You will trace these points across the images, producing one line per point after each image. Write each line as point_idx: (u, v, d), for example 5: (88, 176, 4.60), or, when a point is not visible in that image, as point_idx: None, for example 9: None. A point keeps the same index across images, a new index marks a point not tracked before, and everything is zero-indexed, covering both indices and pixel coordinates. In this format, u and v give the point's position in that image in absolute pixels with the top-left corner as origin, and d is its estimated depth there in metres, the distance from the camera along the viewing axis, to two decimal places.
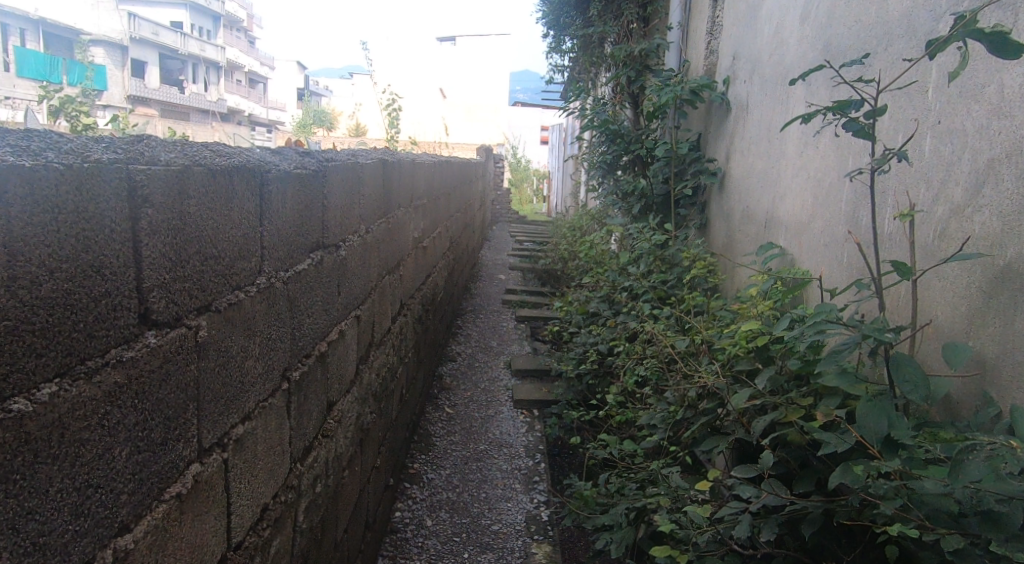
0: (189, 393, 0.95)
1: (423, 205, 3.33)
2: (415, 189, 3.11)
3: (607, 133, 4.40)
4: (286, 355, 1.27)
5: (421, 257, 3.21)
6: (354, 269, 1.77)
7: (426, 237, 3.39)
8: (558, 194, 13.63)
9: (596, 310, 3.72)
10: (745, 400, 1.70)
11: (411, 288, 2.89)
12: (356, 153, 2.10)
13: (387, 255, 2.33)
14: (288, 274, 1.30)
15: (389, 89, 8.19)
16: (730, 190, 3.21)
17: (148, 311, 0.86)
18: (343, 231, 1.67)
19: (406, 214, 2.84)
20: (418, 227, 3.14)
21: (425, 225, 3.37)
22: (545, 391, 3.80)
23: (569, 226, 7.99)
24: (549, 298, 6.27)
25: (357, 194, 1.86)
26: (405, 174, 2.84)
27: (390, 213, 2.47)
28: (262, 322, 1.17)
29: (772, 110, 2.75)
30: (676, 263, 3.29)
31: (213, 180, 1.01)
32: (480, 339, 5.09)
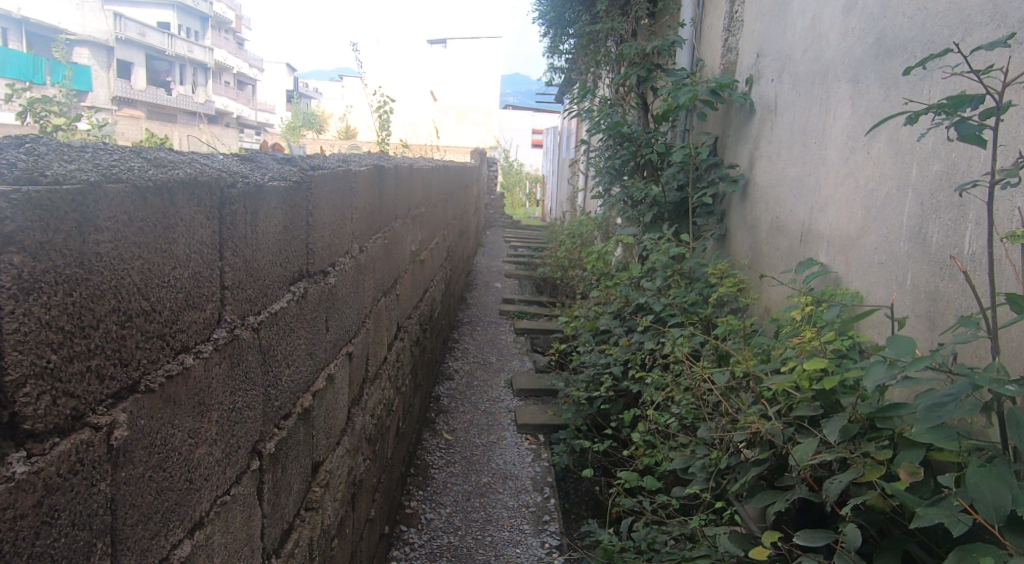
0: (96, 523, 0.68)
1: (421, 215, 3.05)
2: (413, 199, 2.84)
3: (615, 136, 4.14)
4: (257, 423, 1.01)
5: (420, 271, 2.94)
6: (347, 297, 1.50)
7: (424, 249, 3.11)
8: (553, 197, 13.36)
9: (606, 327, 3.46)
10: (811, 453, 1.44)
11: (409, 309, 2.61)
12: (348, 159, 1.83)
13: (384, 274, 2.05)
14: (262, 316, 1.03)
15: (380, 89, 7.85)
16: (754, 200, 2.97)
17: (15, 419, 0.59)
18: (334, 253, 1.39)
19: (404, 226, 2.56)
20: (416, 240, 2.86)
21: (423, 237, 3.09)
22: (551, 415, 3.54)
23: (568, 231, 7.73)
24: (549, 308, 6.01)
25: (350, 208, 1.59)
26: (401, 181, 2.56)
27: (387, 225, 2.20)
28: (221, 390, 0.90)
29: (806, 112, 2.51)
30: (696, 279, 3.03)
31: (140, 212, 0.74)
32: (478, 354, 4.81)
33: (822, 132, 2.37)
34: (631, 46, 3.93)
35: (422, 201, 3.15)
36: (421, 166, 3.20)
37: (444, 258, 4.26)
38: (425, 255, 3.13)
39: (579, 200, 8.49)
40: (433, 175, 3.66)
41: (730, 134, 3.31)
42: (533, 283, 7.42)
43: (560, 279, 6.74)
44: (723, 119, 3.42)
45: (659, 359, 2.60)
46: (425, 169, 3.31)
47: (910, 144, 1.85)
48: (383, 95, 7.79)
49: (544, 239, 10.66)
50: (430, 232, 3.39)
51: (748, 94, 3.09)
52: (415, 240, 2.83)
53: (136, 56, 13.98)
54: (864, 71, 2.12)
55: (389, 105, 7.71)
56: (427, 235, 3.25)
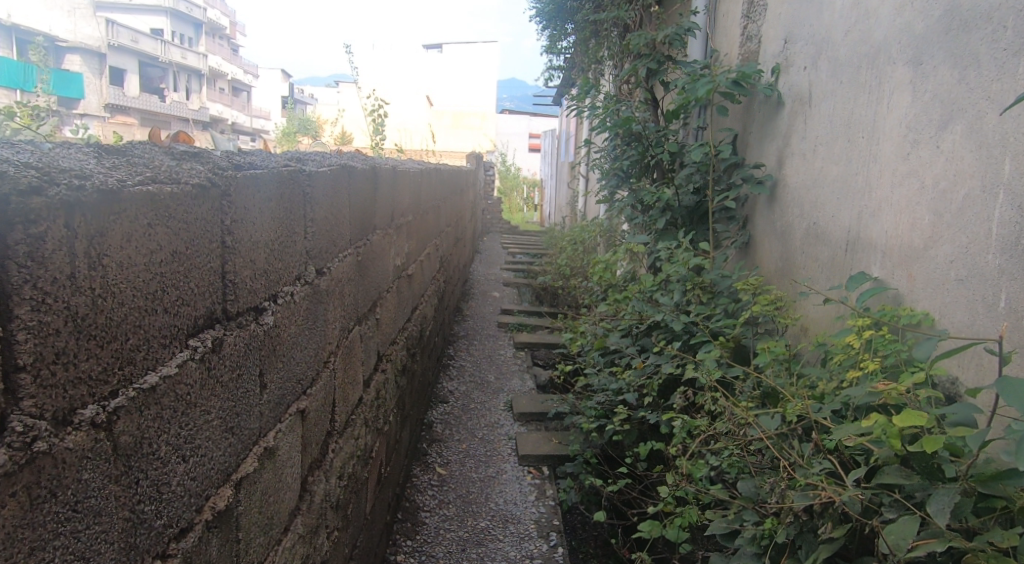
0: None
1: (408, 221, 2.71)
2: (399, 207, 2.52)
3: (622, 134, 3.80)
4: (89, 559, 0.72)
5: (407, 288, 2.60)
6: (292, 341, 1.20)
7: (411, 262, 2.76)
8: (552, 202, 13.03)
9: (616, 346, 3.12)
10: (912, 538, 1.10)
11: (394, 332, 2.28)
12: (307, 157, 1.53)
13: (358, 296, 1.72)
14: (104, 401, 0.75)
15: (373, 93, 7.49)
16: (785, 204, 2.64)
17: None
18: (261, 288, 1.10)
19: (386, 235, 2.22)
20: (402, 252, 2.52)
21: (410, 248, 2.75)
22: (556, 443, 3.20)
23: (569, 238, 7.39)
24: (551, 320, 5.67)
25: (302, 222, 1.29)
26: (385, 183, 2.25)
27: (363, 235, 1.87)
28: (15, 532, 0.63)
29: (849, 103, 2.18)
30: (720, 294, 2.70)
31: None
32: (475, 372, 4.47)
33: (868, 126, 2.06)
34: (640, 36, 3.60)
35: (411, 204, 2.82)
36: (410, 169, 2.88)
37: (437, 270, 3.91)
38: (413, 268, 2.79)
39: (580, 204, 8.16)
40: (423, 180, 3.34)
41: (752, 129, 2.97)
42: (532, 293, 7.07)
43: (561, 288, 6.40)
44: (743, 113, 3.09)
45: (682, 389, 2.26)
46: (413, 174, 2.99)
47: (998, 135, 1.52)
48: (376, 97, 7.44)
49: (543, 245, 10.33)
50: (420, 241, 3.06)
51: (775, 85, 2.76)
52: (401, 252, 2.50)
53: (125, 62, 13.67)
54: (928, 50, 1.78)
55: (382, 108, 7.37)
56: (416, 244, 2.91)
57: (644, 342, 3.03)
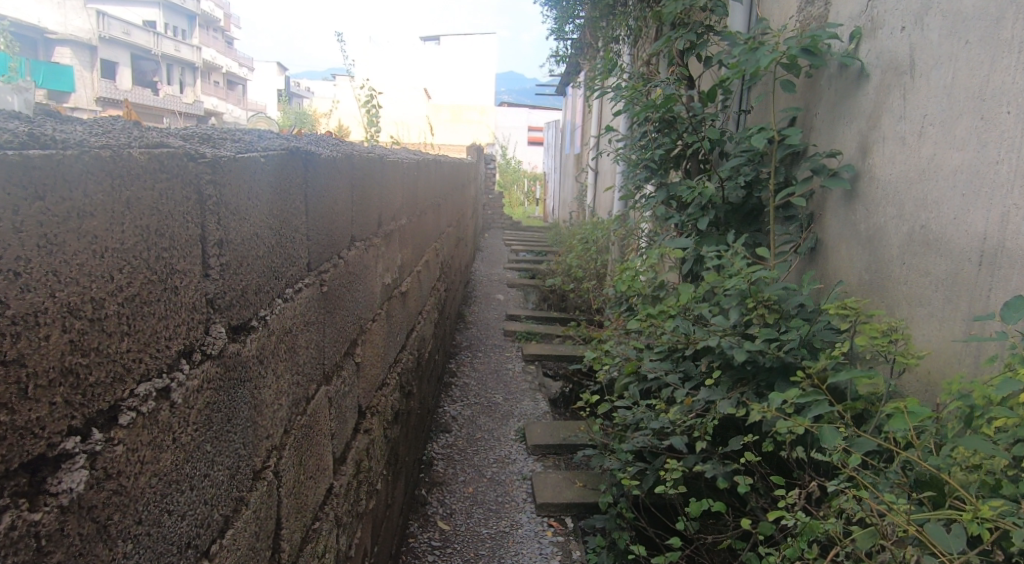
0: None
1: (401, 224, 2.19)
2: (391, 204, 2.01)
3: (653, 120, 3.27)
4: None
5: (400, 310, 2.09)
6: (133, 496, 0.76)
7: (406, 275, 2.25)
8: (556, 196, 12.53)
9: (652, 373, 2.62)
10: None
11: (384, 371, 1.78)
12: (213, 134, 1.05)
13: (305, 345, 1.22)
14: None
15: (368, 83, 6.93)
16: (872, 200, 2.12)
17: None
18: (44, 424, 0.65)
19: (370, 244, 1.71)
20: (395, 264, 2.01)
21: (405, 260, 2.24)
22: (581, 487, 2.69)
23: (578, 236, 6.88)
24: (563, 328, 5.18)
25: (158, 269, 0.80)
26: (371, 171, 1.76)
27: (330, 247, 1.37)
28: None
29: (982, 69, 1.66)
30: (788, 315, 2.19)
31: None
32: (482, 392, 3.97)
33: (1020, 96, 1.53)
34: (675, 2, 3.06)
35: (405, 201, 2.31)
36: (404, 163, 2.37)
37: (437, 280, 3.38)
38: (408, 283, 2.27)
39: (589, 200, 7.63)
40: (420, 177, 2.83)
41: (819, 109, 2.45)
42: (540, 296, 6.56)
43: (573, 290, 5.90)
44: (806, 91, 2.57)
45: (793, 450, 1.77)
46: (408, 166, 2.48)
47: None
48: (372, 87, 6.87)
49: (547, 242, 9.81)
50: (416, 245, 2.53)
51: (855, 52, 2.24)
52: (393, 265, 1.98)
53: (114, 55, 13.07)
54: None
55: (378, 100, 6.80)
56: (411, 252, 2.39)
57: (689, 368, 2.54)
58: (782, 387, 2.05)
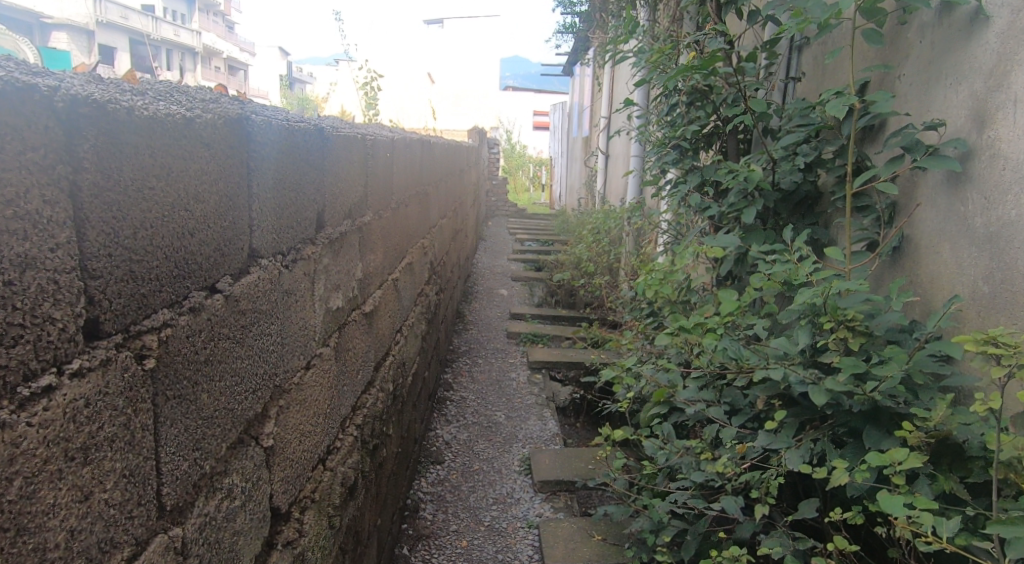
0: None
1: (359, 223, 1.66)
2: (328, 196, 1.45)
3: (683, 91, 2.74)
4: None
5: (360, 339, 1.59)
6: None
7: (373, 291, 1.74)
8: (563, 182, 11.99)
9: (690, 404, 2.10)
10: None
11: (320, 442, 1.31)
12: None
13: (34, 515, 0.66)
14: None
15: (365, 62, 6.39)
16: (994, 186, 1.58)
17: None
18: None
19: (273, 270, 1.16)
20: (340, 282, 1.48)
21: (366, 269, 1.72)
22: (599, 542, 2.19)
23: (588, 226, 6.36)
24: (574, 330, 4.68)
25: None
26: (281, 156, 1.21)
27: (136, 299, 0.81)
28: None
29: None
30: (875, 339, 1.67)
31: None
32: (482, 409, 3.47)
33: None
34: None
35: (366, 188, 1.76)
36: (369, 137, 1.81)
37: (426, 283, 2.87)
38: (376, 300, 1.76)
39: (599, 186, 7.11)
40: (399, 160, 2.29)
41: (906, 69, 1.90)
42: (546, 292, 6.06)
43: (583, 286, 5.39)
44: (884, 45, 2.02)
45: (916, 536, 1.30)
46: (376, 138, 1.91)
47: None
48: (370, 67, 6.32)
49: (553, 231, 9.29)
50: (391, 247, 2.02)
51: None
52: (345, 279, 1.50)
53: None
54: None
55: (377, 81, 6.26)
56: (383, 259, 1.88)
57: (736, 399, 2.03)
58: (873, 436, 1.54)
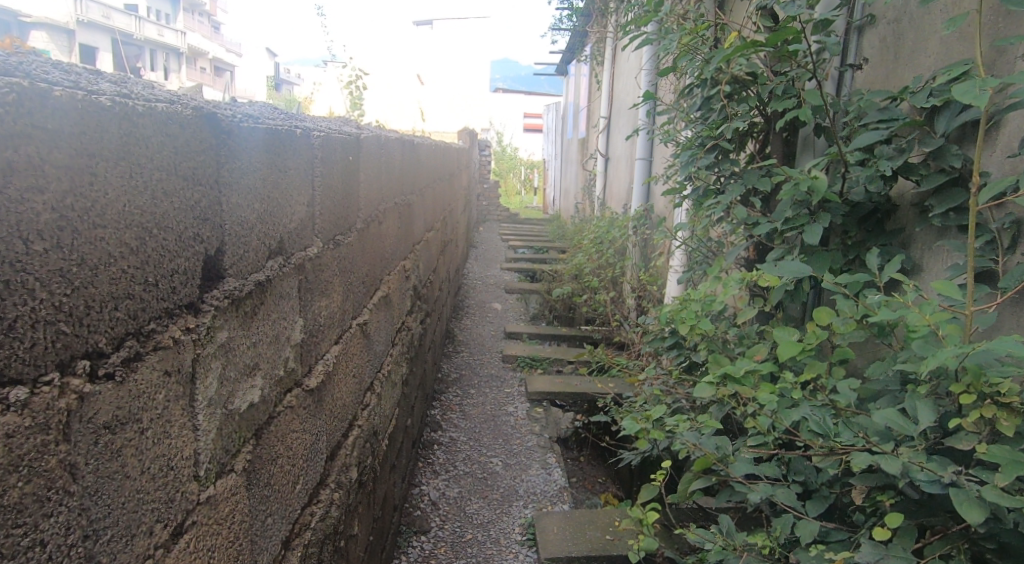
0: None
1: (294, 265, 1.16)
2: (217, 236, 0.93)
3: (720, 80, 2.27)
4: None
5: (293, 433, 1.14)
6: None
7: (319, 358, 1.26)
8: (557, 186, 11.53)
9: (748, 480, 1.63)
10: None
11: None
12: None
13: None
14: None
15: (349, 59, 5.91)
16: None
17: None
18: None
19: (36, 416, 0.64)
20: (241, 368, 0.99)
21: (308, 324, 1.23)
22: None
23: (589, 234, 5.90)
24: (578, 353, 4.21)
25: None
26: (91, 202, 0.70)
27: None
28: None
29: None
30: None
31: None
32: (476, 454, 3.00)
33: None
34: None
35: (310, 208, 1.24)
36: (318, 132, 1.28)
37: (409, 313, 2.39)
38: (327, 365, 1.28)
39: (597, 191, 6.65)
40: (373, 163, 1.79)
41: None
42: (542, 306, 5.60)
43: (586, 302, 4.93)
44: (1002, 15, 1.55)
45: None
46: (333, 132, 1.38)
47: None
48: (355, 65, 5.80)
49: (548, 238, 8.82)
50: (358, 283, 1.53)
51: None
52: (267, 350, 1.06)
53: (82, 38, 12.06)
54: None
55: (362, 80, 5.73)
56: (342, 302, 1.39)
57: (809, 477, 1.55)
58: None
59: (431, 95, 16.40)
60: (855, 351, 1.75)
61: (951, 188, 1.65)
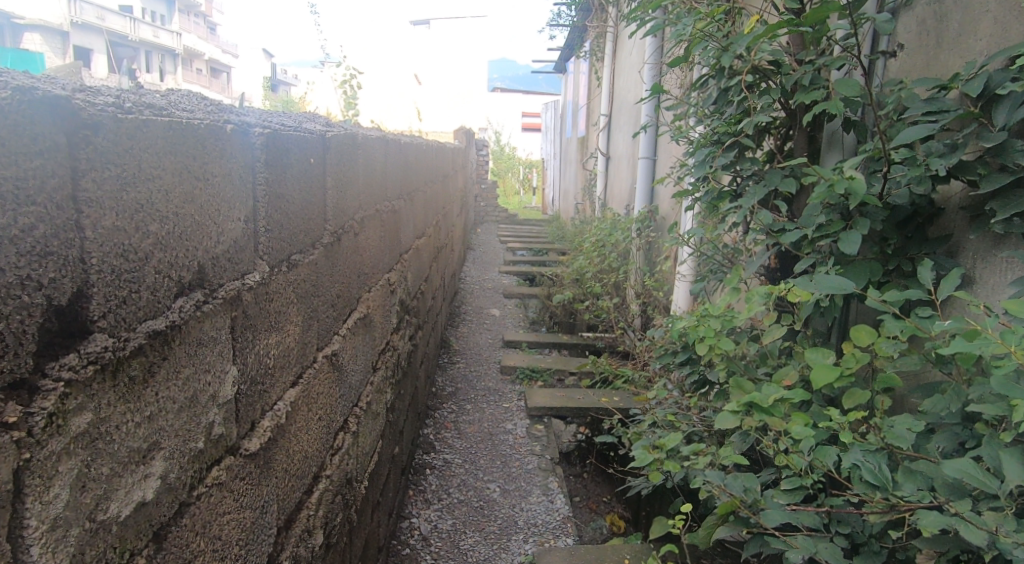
0: None
1: (221, 302, 0.91)
2: (72, 278, 0.66)
3: (739, 71, 2.04)
4: None
5: (220, 519, 0.91)
6: None
7: (264, 410, 1.03)
8: (555, 186, 11.31)
9: (783, 531, 1.40)
10: None
11: None
12: None
13: None
14: None
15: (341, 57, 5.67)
16: None
17: None
18: None
19: None
20: (125, 458, 0.73)
21: (247, 372, 0.99)
22: None
23: (590, 236, 5.68)
24: (580, 364, 4.00)
25: None
26: None
27: None
28: None
29: None
30: None
31: None
32: (472, 480, 2.78)
33: None
34: None
35: (245, 227, 0.98)
36: (258, 130, 1.02)
37: (395, 332, 2.16)
38: (276, 417, 1.06)
39: (598, 191, 6.42)
40: (345, 166, 1.55)
41: None
42: (542, 312, 5.37)
43: (587, 308, 4.70)
44: None
45: None
46: (283, 129, 1.12)
47: None
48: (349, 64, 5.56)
49: (547, 239, 8.59)
50: (326, 308, 1.31)
51: None
52: (182, 417, 0.83)
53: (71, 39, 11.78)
54: None
55: (355, 79, 5.49)
56: (299, 335, 1.16)
57: (856, 528, 1.32)
58: None
59: (428, 95, 16.17)
60: (902, 377, 1.52)
61: (1014, 190, 1.43)
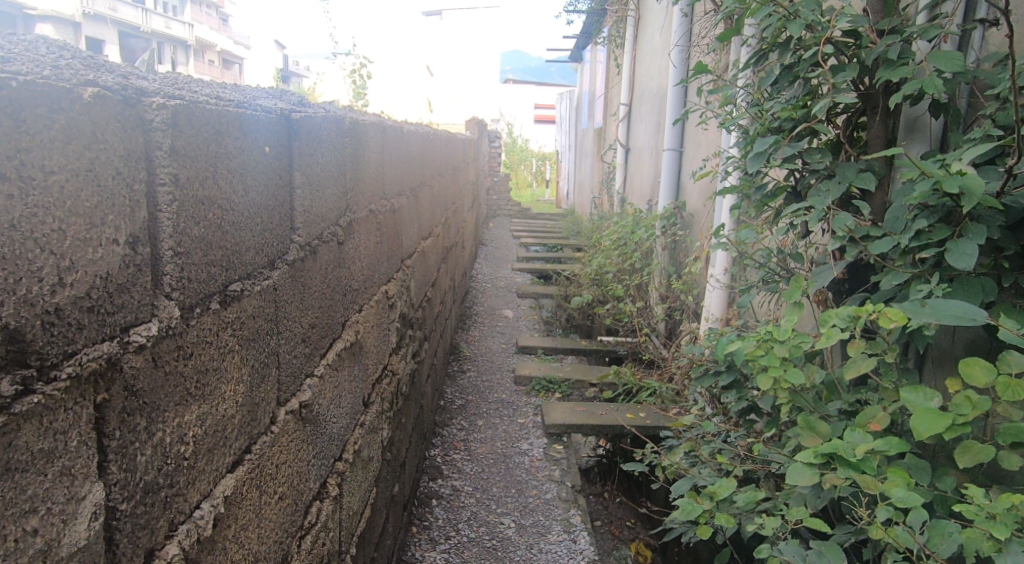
0: None
1: (69, 386, 0.57)
2: None
3: (809, 44, 1.69)
4: None
5: None
6: None
7: (174, 523, 0.72)
8: (570, 180, 10.98)
9: None
10: None
11: None
12: None
13: None
14: None
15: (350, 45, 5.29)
16: None
17: None
18: None
19: None
20: None
21: (131, 479, 0.65)
22: None
23: (609, 233, 5.35)
24: (601, 373, 3.68)
25: None
26: None
27: None
28: None
29: None
30: None
31: None
32: (484, 513, 2.47)
33: None
34: None
35: (124, 255, 0.64)
36: (151, 104, 0.68)
37: (395, 352, 1.85)
38: (196, 529, 0.75)
39: (617, 185, 6.09)
40: (326, 157, 1.23)
41: None
42: (558, 314, 5.05)
43: (608, 311, 4.38)
44: None
45: None
46: (205, 106, 0.78)
47: None
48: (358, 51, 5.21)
49: (562, 235, 8.26)
50: (290, 349, 0.99)
51: None
52: None
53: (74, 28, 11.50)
54: None
55: (365, 68, 5.15)
56: (236, 400, 0.84)
57: None
58: None
59: (440, 86, 15.82)
60: None
61: None
